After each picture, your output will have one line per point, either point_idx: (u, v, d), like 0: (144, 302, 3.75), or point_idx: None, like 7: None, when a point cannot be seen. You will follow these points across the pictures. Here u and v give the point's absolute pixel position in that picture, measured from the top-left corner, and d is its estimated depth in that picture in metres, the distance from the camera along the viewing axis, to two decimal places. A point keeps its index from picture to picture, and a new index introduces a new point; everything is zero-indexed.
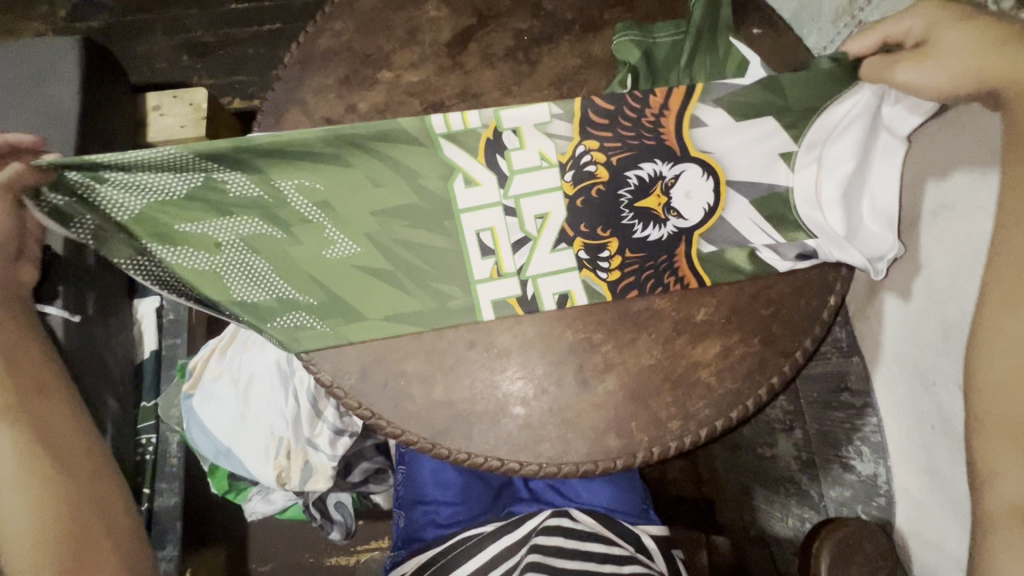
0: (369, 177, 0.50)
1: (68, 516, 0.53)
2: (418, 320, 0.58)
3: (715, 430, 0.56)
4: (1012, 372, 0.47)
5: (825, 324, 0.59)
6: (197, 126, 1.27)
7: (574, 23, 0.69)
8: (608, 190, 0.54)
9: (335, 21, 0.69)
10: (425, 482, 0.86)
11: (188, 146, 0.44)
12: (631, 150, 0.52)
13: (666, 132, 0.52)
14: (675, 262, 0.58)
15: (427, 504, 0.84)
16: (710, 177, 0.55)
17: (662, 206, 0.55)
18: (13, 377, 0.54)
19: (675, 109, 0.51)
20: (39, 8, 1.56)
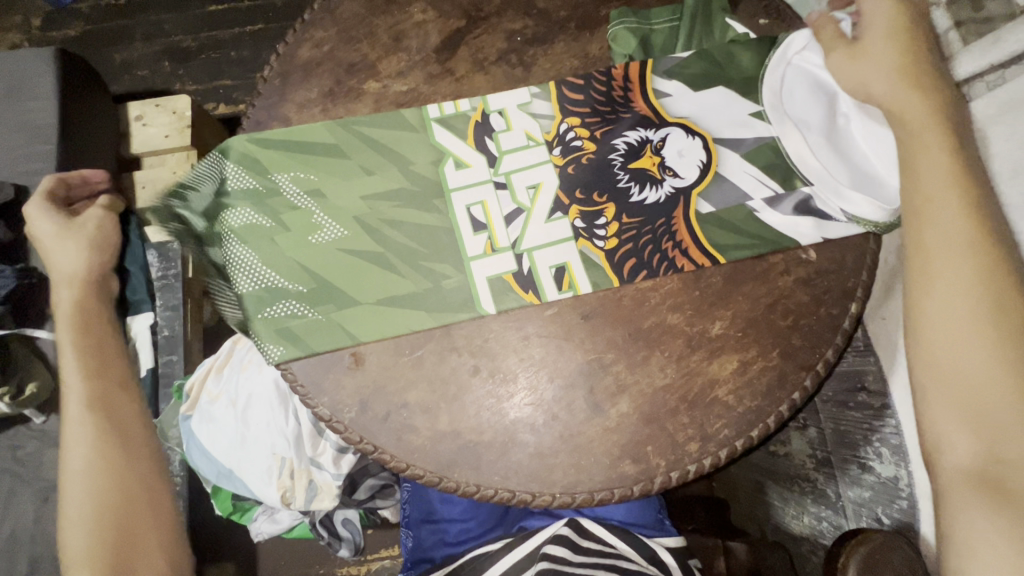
0: (365, 167, 0.60)
1: (121, 508, 0.56)
2: (415, 305, 0.57)
3: (735, 451, 0.53)
4: (947, 347, 0.50)
5: (846, 332, 0.56)
6: (181, 135, 1.23)
7: (569, 20, 0.65)
8: (596, 159, 0.60)
9: (316, 30, 0.65)
10: (432, 500, 0.84)
11: (225, 155, 0.60)
12: (610, 125, 0.61)
13: (635, 101, 0.61)
14: (673, 227, 0.58)
15: (435, 522, 0.83)
16: (696, 138, 0.60)
17: (656, 166, 0.60)
18: (102, 373, 0.62)
19: (638, 82, 0.62)
20: (13, 18, 1.51)
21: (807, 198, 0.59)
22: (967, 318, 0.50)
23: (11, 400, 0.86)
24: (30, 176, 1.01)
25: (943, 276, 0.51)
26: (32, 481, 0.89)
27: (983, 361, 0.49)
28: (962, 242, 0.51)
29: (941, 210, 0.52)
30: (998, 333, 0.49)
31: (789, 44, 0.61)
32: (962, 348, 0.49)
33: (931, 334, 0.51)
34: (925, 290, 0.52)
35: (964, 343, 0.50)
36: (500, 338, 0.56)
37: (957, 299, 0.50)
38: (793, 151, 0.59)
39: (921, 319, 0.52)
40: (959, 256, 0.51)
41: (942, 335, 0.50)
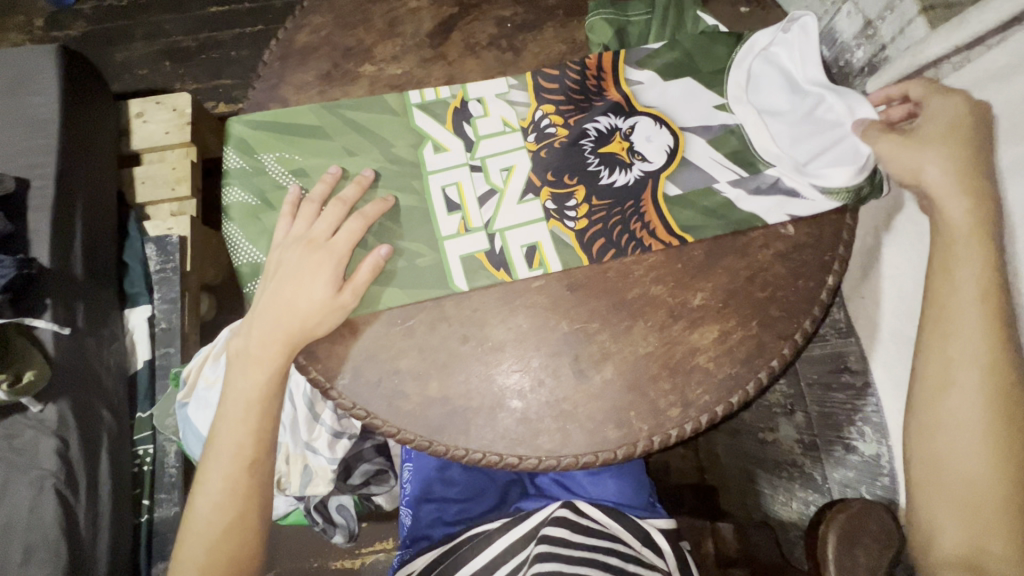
0: (346, 149, 0.62)
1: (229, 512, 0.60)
2: (389, 282, 0.58)
3: (716, 416, 0.55)
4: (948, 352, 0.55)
5: (823, 305, 0.58)
6: (180, 130, 1.26)
7: (557, 8, 0.68)
8: (568, 143, 0.62)
9: (313, 16, 0.67)
10: (433, 477, 0.84)
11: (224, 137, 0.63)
12: (583, 111, 0.63)
13: (608, 89, 0.64)
14: (641, 208, 0.60)
15: (434, 501, 0.83)
16: (663, 127, 0.62)
17: (625, 151, 0.61)
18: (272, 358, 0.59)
19: (610, 72, 0.64)
20: (16, 18, 1.54)
21: (771, 182, 0.61)
22: (974, 410, 0.54)
23: (9, 387, 0.87)
24: (31, 169, 1.03)
25: (955, 361, 0.55)
26: (27, 469, 0.90)
27: (981, 455, 0.53)
28: (980, 319, 0.54)
29: (955, 263, 0.55)
30: (995, 425, 0.53)
31: (754, 41, 0.64)
32: (966, 443, 0.54)
33: (938, 423, 0.55)
34: (936, 372, 0.56)
35: (965, 436, 0.54)
36: (488, 308, 0.58)
37: (972, 397, 0.54)
38: (757, 139, 0.61)
39: (928, 405, 0.56)
40: (971, 333, 0.54)
41: (947, 426, 0.55)
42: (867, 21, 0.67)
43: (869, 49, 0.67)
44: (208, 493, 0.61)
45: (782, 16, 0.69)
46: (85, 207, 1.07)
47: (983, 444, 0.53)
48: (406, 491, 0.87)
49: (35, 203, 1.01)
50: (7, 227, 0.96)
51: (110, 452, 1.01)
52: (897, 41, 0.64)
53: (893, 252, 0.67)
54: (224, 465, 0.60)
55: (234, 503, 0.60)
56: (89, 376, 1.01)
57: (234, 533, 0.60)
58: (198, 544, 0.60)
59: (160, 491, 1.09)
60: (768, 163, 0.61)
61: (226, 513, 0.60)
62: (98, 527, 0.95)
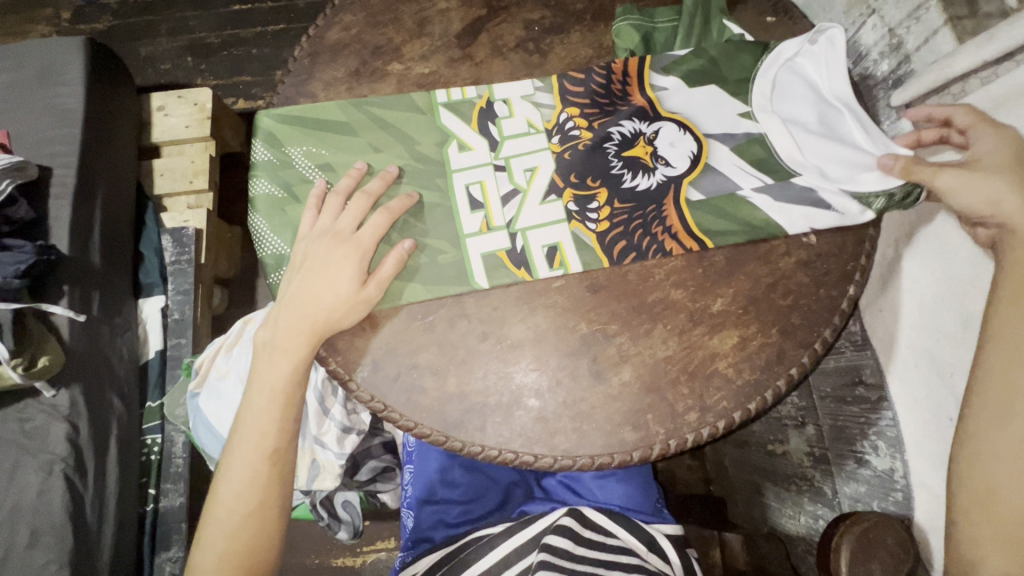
0: (372, 146, 0.63)
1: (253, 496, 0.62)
2: (411, 277, 0.59)
3: (733, 422, 0.55)
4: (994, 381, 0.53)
5: (844, 314, 0.58)
6: (201, 124, 1.28)
7: (585, 13, 0.69)
8: (592, 146, 0.62)
9: (344, 14, 0.68)
10: (433, 480, 0.83)
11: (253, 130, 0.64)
12: (607, 115, 0.64)
13: (633, 94, 0.64)
14: (663, 212, 0.60)
15: (435, 504, 0.82)
16: (687, 133, 0.63)
17: (649, 155, 0.62)
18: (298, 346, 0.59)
19: (635, 77, 0.65)
20: (44, 10, 1.57)
21: (795, 192, 0.61)
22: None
23: (24, 371, 0.87)
24: (53, 157, 1.04)
25: (1006, 390, 0.53)
26: (37, 454, 0.90)
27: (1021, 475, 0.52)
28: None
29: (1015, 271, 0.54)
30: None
31: (780, 51, 0.64)
32: (1010, 457, 0.52)
33: (981, 435, 0.54)
34: (989, 380, 0.54)
35: (1013, 451, 0.52)
36: (508, 306, 0.58)
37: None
38: (782, 148, 0.61)
39: (982, 415, 0.54)
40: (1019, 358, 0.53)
41: (993, 438, 0.53)
42: (891, 32, 0.67)
43: (893, 61, 0.68)
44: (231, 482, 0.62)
45: (808, 27, 0.69)
46: (104, 197, 1.08)
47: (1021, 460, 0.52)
48: (407, 493, 0.85)
49: (56, 190, 1.02)
50: (28, 214, 0.97)
51: (119, 440, 1.02)
52: (922, 52, 0.64)
53: (915, 265, 0.67)
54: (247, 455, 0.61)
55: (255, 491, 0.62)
56: (102, 364, 1.02)
57: (254, 521, 0.62)
58: (219, 531, 0.61)
59: (166, 481, 1.09)
60: (793, 173, 0.61)
61: (248, 501, 0.61)
62: (104, 514, 0.96)
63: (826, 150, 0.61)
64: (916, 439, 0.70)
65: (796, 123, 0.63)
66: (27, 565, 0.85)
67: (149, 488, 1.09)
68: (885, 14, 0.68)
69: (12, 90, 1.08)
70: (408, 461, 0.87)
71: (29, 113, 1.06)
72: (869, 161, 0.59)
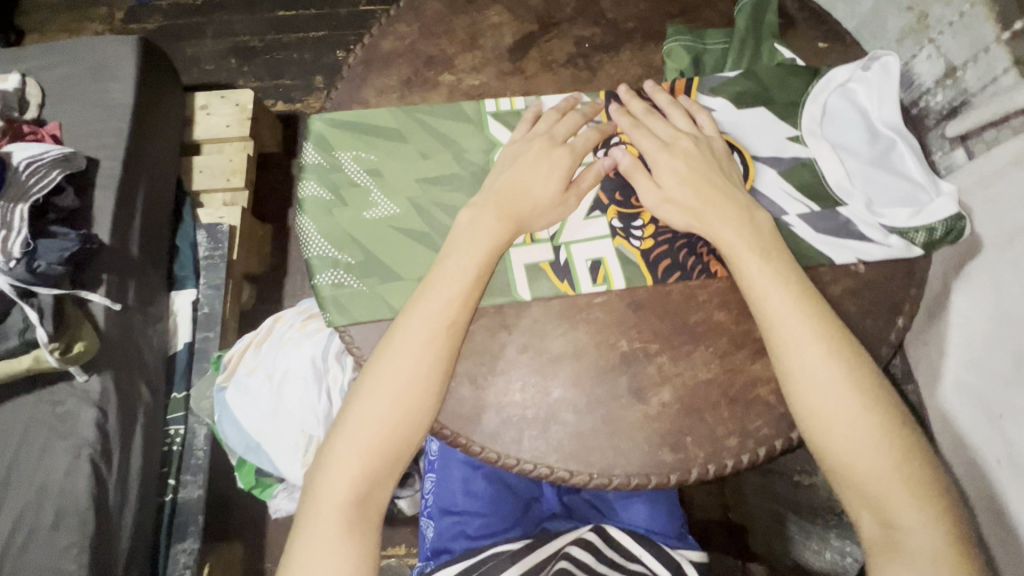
0: (420, 152, 0.64)
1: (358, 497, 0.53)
2: None
3: (774, 449, 0.54)
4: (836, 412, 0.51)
5: (892, 347, 0.58)
6: (242, 124, 1.31)
7: (635, 32, 0.69)
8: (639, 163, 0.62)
9: (399, 24, 0.70)
10: (455, 490, 0.83)
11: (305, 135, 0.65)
12: None
13: None
14: None
15: (457, 514, 0.81)
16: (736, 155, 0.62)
17: None
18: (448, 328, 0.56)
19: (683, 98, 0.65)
20: (99, 10, 1.63)
21: (845, 220, 0.60)
22: (847, 414, 0.50)
23: (60, 355, 0.90)
24: (102, 149, 1.07)
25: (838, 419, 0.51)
26: (67, 437, 0.92)
27: (882, 463, 0.50)
28: (804, 323, 0.52)
29: (745, 266, 0.54)
30: (875, 425, 0.50)
31: (833, 75, 0.64)
32: (865, 451, 0.50)
33: (826, 438, 0.51)
34: (794, 383, 0.52)
35: (862, 443, 0.50)
36: (549, 319, 0.58)
37: (837, 402, 0.51)
38: (831, 175, 0.61)
39: (810, 419, 0.51)
40: (825, 379, 0.51)
41: (837, 438, 0.50)
42: (950, 68, 0.67)
43: (950, 95, 0.67)
44: (363, 430, 0.53)
45: (862, 54, 0.69)
46: (146, 191, 1.12)
47: (870, 448, 0.50)
48: (429, 501, 0.86)
49: (102, 181, 1.05)
50: (74, 202, 1.00)
51: (144, 428, 1.03)
52: (983, 90, 0.63)
53: (963, 299, 0.65)
54: (386, 402, 0.53)
55: (391, 442, 0.53)
56: (133, 353, 1.04)
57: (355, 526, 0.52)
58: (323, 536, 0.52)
59: (188, 472, 1.11)
60: (841, 201, 0.60)
61: (377, 455, 0.53)
62: (127, 501, 0.97)
63: (878, 180, 0.60)
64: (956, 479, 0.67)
65: (847, 150, 0.62)
66: (50, 546, 0.86)
67: (171, 478, 1.10)
68: (942, 45, 0.67)
69: (66, 84, 1.12)
70: (429, 469, 0.87)
71: (82, 107, 1.10)
72: (923, 199, 0.59)
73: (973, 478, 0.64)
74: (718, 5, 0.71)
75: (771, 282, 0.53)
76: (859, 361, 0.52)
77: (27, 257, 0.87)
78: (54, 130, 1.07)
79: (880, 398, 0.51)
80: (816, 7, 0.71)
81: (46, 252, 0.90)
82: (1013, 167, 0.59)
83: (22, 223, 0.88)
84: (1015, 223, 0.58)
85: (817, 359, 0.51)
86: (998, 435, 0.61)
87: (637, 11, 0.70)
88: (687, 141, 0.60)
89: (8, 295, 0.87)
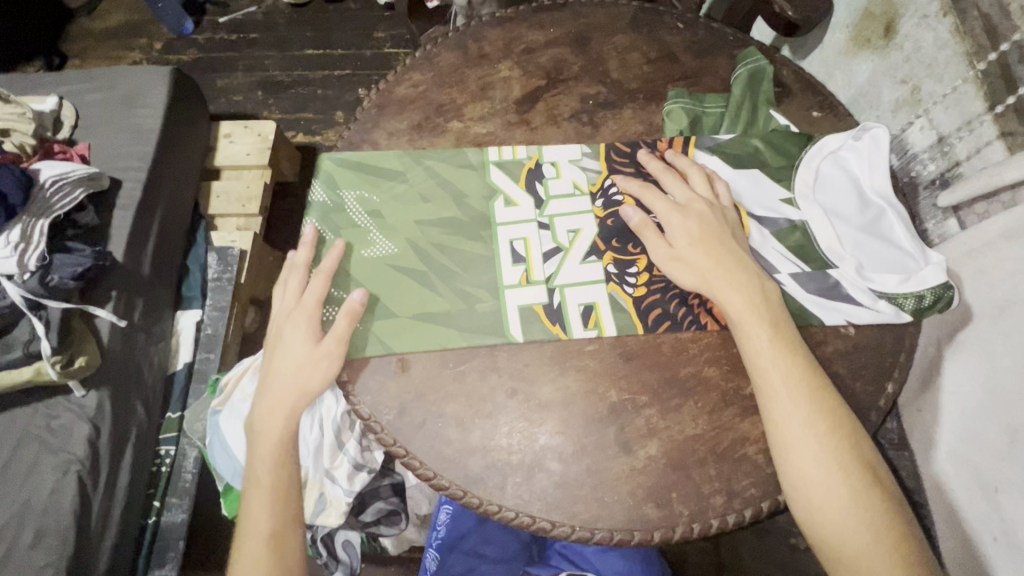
0: (422, 195, 0.66)
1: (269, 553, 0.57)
2: (446, 322, 0.60)
3: (760, 512, 0.53)
4: (832, 485, 0.50)
5: (882, 413, 0.57)
6: (261, 154, 1.36)
7: (638, 92, 0.72)
8: None
9: (414, 73, 0.74)
10: (467, 530, 0.78)
11: (316, 173, 0.68)
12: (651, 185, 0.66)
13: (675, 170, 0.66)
14: None
15: (466, 552, 0.77)
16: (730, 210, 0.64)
17: None
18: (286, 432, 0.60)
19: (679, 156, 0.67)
20: (138, 40, 1.73)
21: (834, 282, 0.61)
22: (841, 489, 0.50)
23: (61, 369, 0.90)
24: (125, 171, 1.12)
25: (831, 493, 0.50)
26: (56, 453, 0.92)
27: (880, 545, 0.49)
28: (800, 395, 0.52)
29: (752, 336, 0.55)
30: (871, 501, 0.50)
31: (824, 144, 0.66)
32: (859, 529, 0.49)
33: (823, 516, 0.50)
34: (786, 453, 0.51)
35: (857, 520, 0.49)
36: (537, 365, 0.59)
37: (836, 478, 0.50)
38: (822, 238, 0.62)
39: (798, 488, 0.51)
40: (816, 455, 0.51)
41: (831, 514, 0.49)
42: (941, 137, 0.69)
43: (943, 164, 0.69)
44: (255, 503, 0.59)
45: (854, 125, 0.71)
46: (163, 213, 1.15)
47: (868, 526, 0.49)
48: (436, 534, 0.78)
49: (122, 202, 1.09)
50: (94, 220, 1.03)
51: (134, 448, 1.03)
52: (973, 160, 0.65)
53: (955, 367, 0.65)
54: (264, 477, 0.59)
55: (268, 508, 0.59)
56: (131, 371, 1.04)
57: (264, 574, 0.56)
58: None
59: (171, 496, 1.09)
60: (831, 264, 0.61)
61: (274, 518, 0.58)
62: (108, 522, 0.95)
63: (868, 246, 0.62)
64: (951, 555, 0.65)
65: (836, 215, 0.64)
66: (25, 567, 0.85)
67: (153, 501, 1.09)
68: (933, 118, 0.70)
69: (97, 108, 1.18)
70: (446, 502, 0.78)
71: (110, 132, 1.15)
72: (912, 267, 0.60)
73: (971, 555, 0.62)
74: (717, 72, 0.74)
75: (774, 354, 0.54)
76: (854, 437, 0.52)
77: (42, 271, 0.91)
78: (83, 150, 1.12)
79: (876, 475, 0.51)
80: (810, 77, 0.74)
81: (60, 266, 0.92)
82: (1004, 240, 0.60)
83: (41, 237, 0.92)
84: (1008, 294, 0.59)
85: (817, 434, 0.51)
86: (994, 509, 0.60)
87: (641, 73, 0.74)
88: (700, 206, 0.61)
89: (20, 307, 0.89)
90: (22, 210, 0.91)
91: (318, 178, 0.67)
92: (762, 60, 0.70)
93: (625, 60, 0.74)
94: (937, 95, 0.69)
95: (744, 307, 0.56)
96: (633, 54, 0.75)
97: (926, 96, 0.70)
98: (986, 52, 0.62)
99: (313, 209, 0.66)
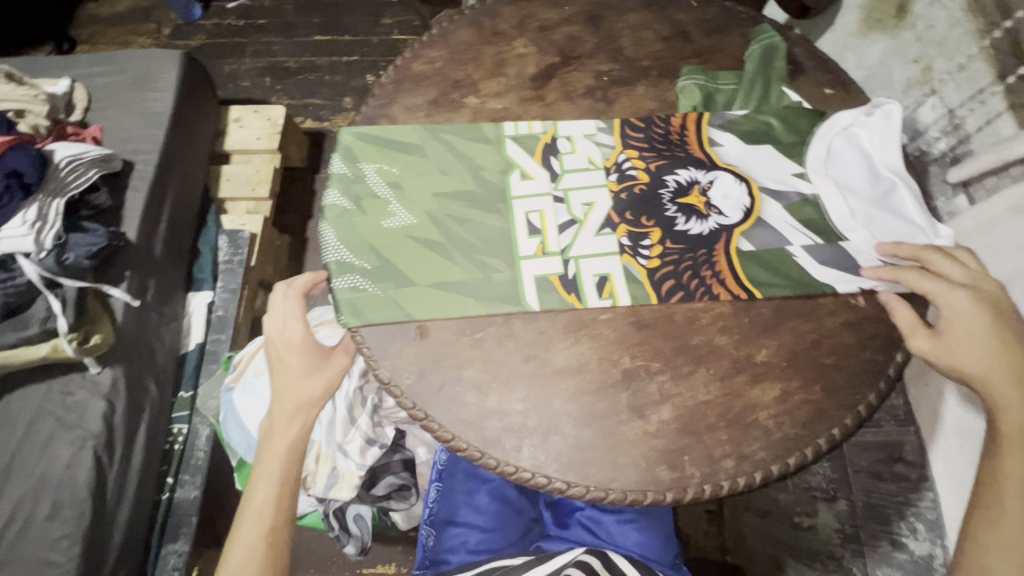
0: (440, 168, 0.67)
1: None
2: (463, 291, 0.61)
3: (769, 475, 0.55)
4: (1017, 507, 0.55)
5: (890, 381, 0.59)
6: (270, 137, 1.37)
7: (651, 69, 0.73)
8: (648, 189, 0.65)
9: (429, 50, 0.75)
10: (459, 502, 0.81)
11: (337, 147, 0.69)
12: (665, 160, 0.67)
13: (690, 146, 0.67)
14: (714, 257, 0.62)
15: (459, 526, 0.79)
16: (742, 184, 0.65)
17: (702, 204, 0.64)
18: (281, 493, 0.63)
19: (693, 131, 0.68)
20: (147, 26, 1.73)
21: (844, 255, 0.62)
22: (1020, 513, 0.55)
23: (78, 346, 0.92)
24: (138, 152, 1.13)
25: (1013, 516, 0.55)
26: (74, 428, 0.94)
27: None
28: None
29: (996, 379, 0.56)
30: None
31: (836, 119, 0.67)
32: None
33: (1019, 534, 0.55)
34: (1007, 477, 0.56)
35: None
36: (551, 333, 0.60)
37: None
38: (834, 212, 0.64)
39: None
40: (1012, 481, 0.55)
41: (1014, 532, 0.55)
42: (951, 114, 0.69)
43: (952, 141, 0.70)
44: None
45: (865, 101, 0.72)
46: (174, 195, 1.17)
47: None
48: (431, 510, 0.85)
49: (135, 183, 1.10)
50: (106, 201, 1.05)
51: (150, 424, 1.05)
52: (982, 135, 0.66)
53: None
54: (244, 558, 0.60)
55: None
56: (145, 349, 1.06)
57: None
58: None
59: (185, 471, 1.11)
60: (842, 236, 0.63)
61: None
62: (124, 495, 0.98)
63: (879, 219, 0.63)
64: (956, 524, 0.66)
65: (849, 189, 0.65)
66: (46, 537, 0.87)
67: (167, 476, 1.11)
68: (944, 96, 0.70)
69: (110, 90, 1.19)
70: (436, 479, 0.87)
71: (123, 114, 1.16)
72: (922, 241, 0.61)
73: None
74: (729, 50, 0.75)
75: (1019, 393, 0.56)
76: None
77: (57, 249, 0.92)
78: (96, 132, 1.13)
79: None
80: (823, 55, 0.74)
81: (75, 246, 0.94)
82: (1013, 213, 0.61)
83: (57, 217, 0.94)
84: (1017, 266, 0.60)
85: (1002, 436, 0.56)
86: None
87: (654, 51, 0.74)
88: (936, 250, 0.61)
89: (36, 285, 0.91)
90: (37, 189, 0.93)
91: (338, 151, 0.68)
92: (775, 36, 0.71)
93: (639, 38, 0.75)
94: (948, 71, 0.69)
95: (970, 309, 0.57)
96: (645, 32, 0.76)
97: (938, 73, 0.71)
98: (997, 27, 0.63)
99: (334, 181, 0.67)
